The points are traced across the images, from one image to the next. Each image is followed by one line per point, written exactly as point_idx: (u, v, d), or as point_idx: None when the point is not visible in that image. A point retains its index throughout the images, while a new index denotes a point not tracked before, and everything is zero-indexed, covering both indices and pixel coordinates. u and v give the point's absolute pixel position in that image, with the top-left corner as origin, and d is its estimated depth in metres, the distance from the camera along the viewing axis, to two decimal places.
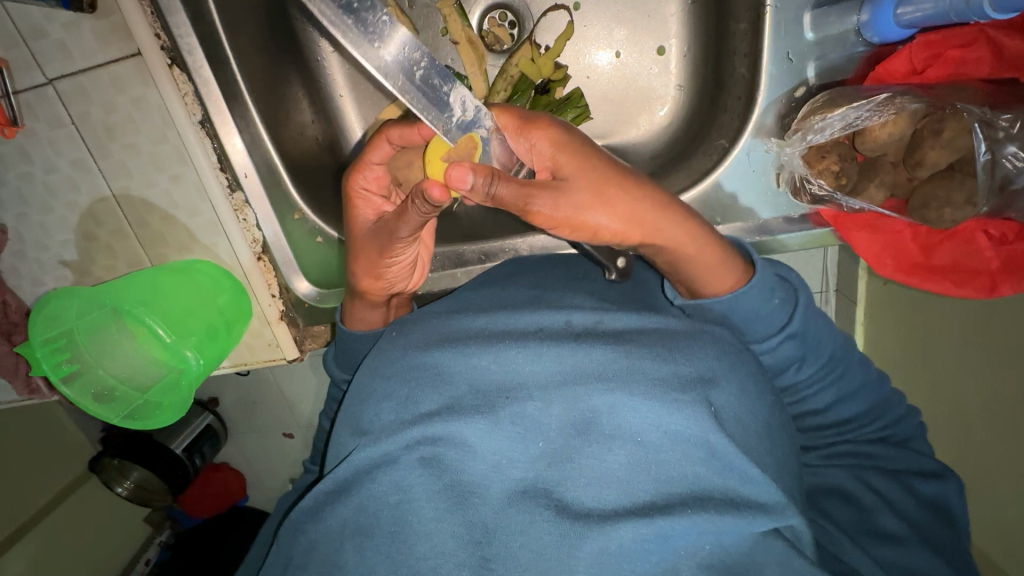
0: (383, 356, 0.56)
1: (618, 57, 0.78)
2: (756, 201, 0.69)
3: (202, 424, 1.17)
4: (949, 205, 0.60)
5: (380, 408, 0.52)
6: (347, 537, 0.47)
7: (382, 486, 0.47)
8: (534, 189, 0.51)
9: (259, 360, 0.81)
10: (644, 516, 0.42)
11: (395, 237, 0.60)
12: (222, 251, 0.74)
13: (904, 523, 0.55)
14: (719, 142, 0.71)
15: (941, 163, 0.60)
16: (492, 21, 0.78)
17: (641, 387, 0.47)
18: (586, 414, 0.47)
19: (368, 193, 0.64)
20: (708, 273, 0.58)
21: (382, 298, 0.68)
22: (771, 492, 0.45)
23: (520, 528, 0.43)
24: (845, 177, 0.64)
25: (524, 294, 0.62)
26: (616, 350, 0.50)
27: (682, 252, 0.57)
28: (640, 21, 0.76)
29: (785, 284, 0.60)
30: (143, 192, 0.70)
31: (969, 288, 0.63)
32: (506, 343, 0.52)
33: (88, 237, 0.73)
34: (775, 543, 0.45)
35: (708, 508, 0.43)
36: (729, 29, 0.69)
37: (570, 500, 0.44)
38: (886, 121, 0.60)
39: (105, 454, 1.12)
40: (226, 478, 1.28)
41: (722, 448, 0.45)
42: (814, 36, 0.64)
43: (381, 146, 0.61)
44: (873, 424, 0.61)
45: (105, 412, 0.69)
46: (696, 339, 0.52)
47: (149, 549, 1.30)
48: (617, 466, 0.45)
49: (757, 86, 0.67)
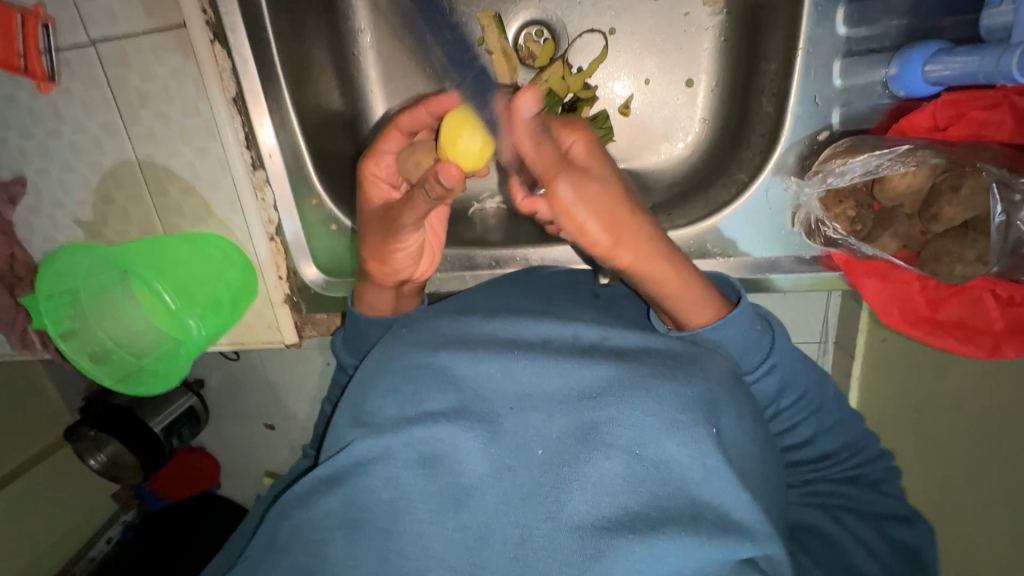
0: (389, 351, 0.56)
1: (647, 85, 0.79)
2: (768, 239, 0.70)
3: (185, 405, 1.17)
4: (961, 260, 0.60)
5: (383, 402, 0.52)
6: (337, 530, 0.47)
7: (376, 482, 0.48)
8: (560, 169, 0.48)
9: (258, 341, 0.81)
10: (638, 534, 0.42)
11: (398, 224, 0.63)
12: (237, 228, 0.74)
13: (884, 565, 0.55)
14: (738, 175, 0.72)
15: (956, 219, 0.59)
16: (528, 36, 0.80)
17: (649, 404, 0.47)
18: (588, 423, 0.46)
19: (378, 180, 0.65)
20: (693, 307, 0.56)
21: (392, 283, 0.68)
22: (756, 518, 0.45)
23: (515, 537, 0.44)
24: (860, 224, 0.64)
25: (533, 307, 0.61)
26: (622, 366, 0.50)
27: (665, 291, 0.55)
28: (672, 52, 0.78)
29: (768, 322, 0.61)
30: (167, 161, 0.71)
31: (971, 346, 0.63)
32: (513, 352, 0.52)
33: (107, 199, 0.73)
34: (754, 575, 0.44)
35: (700, 531, 0.43)
36: (760, 70, 0.70)
37: (566, 512, 0.44)
38: (907, 171, 0.61)
39: (82, 424, 1.10)
40: (201, 462, 1.28)
41: (718, 472, 0.45)
42: (842, 83, 0.65)
43: (393, 134, 0.64)
44: (850, 461, 0.61)
45: (100, 373, 0.69)
46: (698, 360, 0.53)
47: (113, 528, 1.27)
48: (614, 479, 0.44)
49: (782, 125, 0.67)
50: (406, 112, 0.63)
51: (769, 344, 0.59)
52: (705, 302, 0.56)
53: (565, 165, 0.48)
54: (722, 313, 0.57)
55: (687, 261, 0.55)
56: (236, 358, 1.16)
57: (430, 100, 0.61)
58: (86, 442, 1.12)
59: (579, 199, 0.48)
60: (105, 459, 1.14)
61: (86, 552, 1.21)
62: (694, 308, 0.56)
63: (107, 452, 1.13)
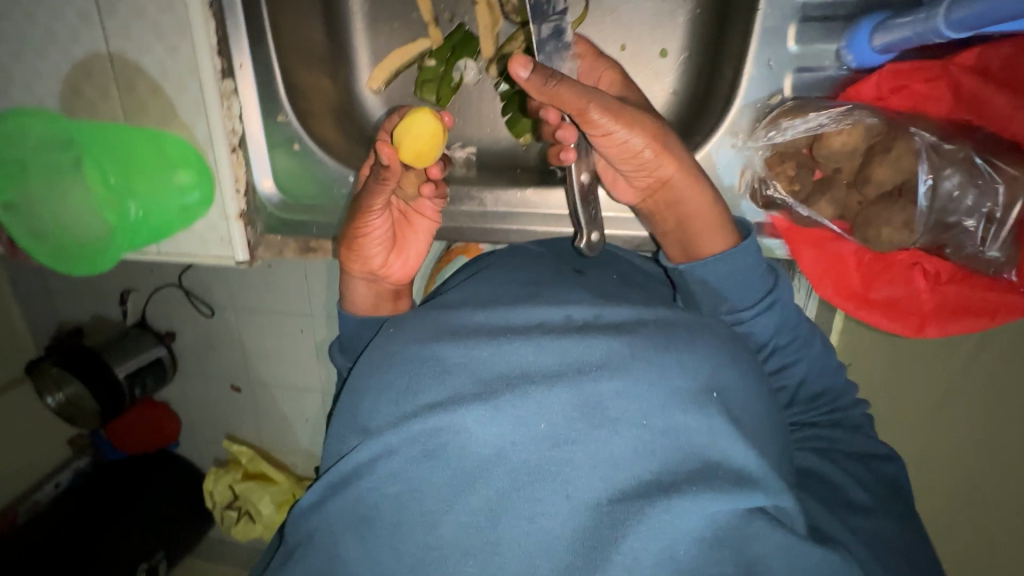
0: (378, 350, 0.57)
1: (623, 50, 0.81)
2: (718, 200, 0.71)
3: (154, 355, 1.26)
4: (889, 225, 0.61)
5: (377, 401, 0.52)
6: (348, 525, 0.50)
7: (381, 478, 0.49)
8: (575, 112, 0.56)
9: (207, 256, 0.81)
10: (652, 499, 0.43)
11: (367, 206, 0.69)
12: (198, 134, 0.74)
13: (871, 496, 0.59)
14: (695, 137, 0.73)
15: (885, 183, 0.61)
16: None
17: (642, 373, 0.48)
18: (591, 399, 0.46)
19: (365, 176, 0.76)
20: (704, 233, 0.64)
21: (362, 271, 0.75)
22: (761, 467, 0.47)
23: (528, 514, 0.44)
24: (799, 184, 0.66)
25: (517, 292, 0.61)
26: (618, 341, 0.50)
27: (694, 202, 0.63)
28: (648, 19, 0.80)
29: (775, 269, 0.66)
30: (138, 57, 0.72)
31: (898, 322, 0.68)
32: (507, 335, 0.52)
33: (75, 89, 0.74)
34: (760, 519, 0.45)
35: (711, 485, 0.44)
36: (725, 37, 0.72)
37: (578, 489, 0.44)
38: (842, 129, 0.62)
39: (45, 361, 1.21)
40: (165, 417, 1.39)
41: (722, 430, 0.47)
42: (798, 49, 0.65)
43: (384, 136, 0.74)
44: (825, 408, 0.67)
45: (35, 245, 0.80)
46: (693, 330, 0.54)
47: (62, 473, 1.39)
48: (624, 449, 0.45)
49: (737, 87, 0.69)
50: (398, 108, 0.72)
51: (772, 282, 0.64)
52: (719, 230, 0.63)
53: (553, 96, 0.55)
54: (735, 242, 0.63)
55: (711, 192, 0.63)
56: (212, 313, 1.26)
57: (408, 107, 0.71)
58: (48, 378, 1.22)
59: (595, 126, 0.58)
60: (64, 398, 1.25)
61: (32, 493, 1.34)
62: (707, 235, 0.64)
63: (66, 392, 1.24)
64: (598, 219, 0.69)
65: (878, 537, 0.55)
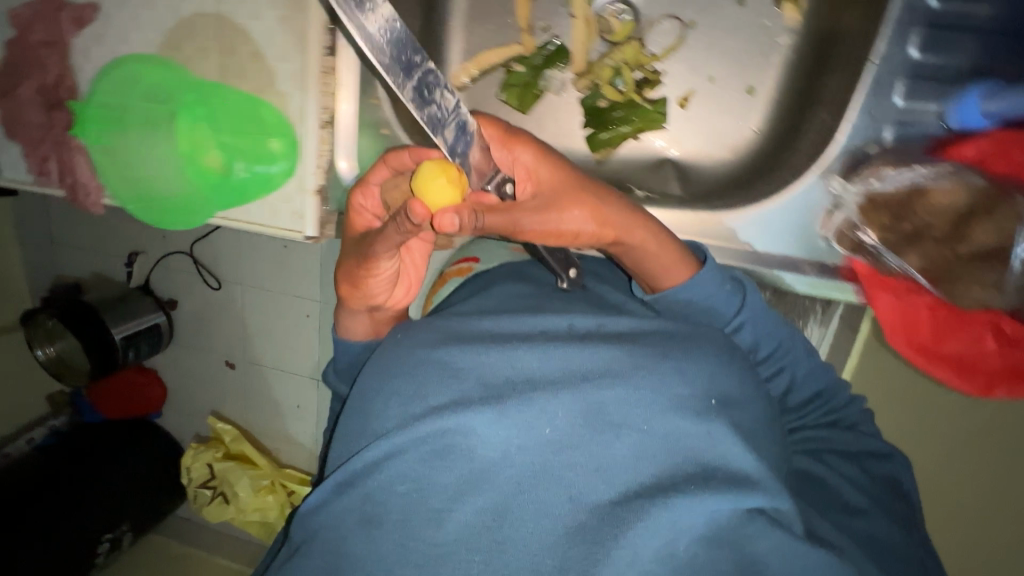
0: (389, 353, 0.58)
1: (710, 82, 0.84)
2: (795, 237, 0.72)
3: (152, 321, 1.26)
4: (980, 283, 0.66)
5: (387, 406, 0.53)
6: (354, 524, 0.49)
7: (391, 477, 0.49)
8: (517, 211, 0.58)
9: (275, 227, 0.79)
10: (651, 500, 0.45)
11: (373, 250, 0.65)
12: (291, 104, 0.74)
13: (865, 496, 0.63)
14: (784, 176, 0.75)
15: (987, 245, 0.64)
16: (612, 11, 0.85)
17: (643, 381, 0.50)
18: (594, 404, 0.48)
19: (364, 210, 0.69)
20: (661, 268, 0.64)
21: (361, 306, 0.73)
22: (757, 469, 0.48)
23: (530, 514, 0.45)
24: (892, 233, 0.70)
25: (520, 301, 0.63)
26: (617, 350, 0.52)
27: (644, 247, 0.63)
28: (744, 56, 0.82)
29: (741, 282, 0.67)
30: (246, 22, 0.72)
31: (966, 382, 0.67)
32: (513, 342, 0.54)
33: (174, 45, 0.75)
34: (758, 519, 0.47)
35: (708, 487, 0.45)
36: (822, 84, 0.75)
37: (581, 490, 0.46)
38: (950, 188, 0.66)
39: (40, 313, 1.19)
40: (151, 386, 1.37)
41: (720, 434, 0.48)
42: (902, 103, 0.69)
43: (382, 169, 0.67)
44: (821, 409, 0.71)
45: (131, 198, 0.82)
46: (695, 339, 0.56)
47: (36, 432, 1.34)
48: (625, 453, 0.47)
49: (836, 131, 0.71)
50: (394, 151, 0.66)
51: (737, 306, 0.65)
52: (680, 261, 0.64)
53: (509, 210, 0.57)
54: (691, 271, 0.64)
55: (658, 230, 0.64)
56: (217, 286, 1.25)
57: (416, 147, 0.65)
58: (41, 330, 1.22)
59: (539, 223, 0.60)
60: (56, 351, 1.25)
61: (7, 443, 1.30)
62: (668, 270, 0.64)
63: (59, 345, 1.25)
64: (571, 258, 0.71)
65: (870, 537, 0.59)
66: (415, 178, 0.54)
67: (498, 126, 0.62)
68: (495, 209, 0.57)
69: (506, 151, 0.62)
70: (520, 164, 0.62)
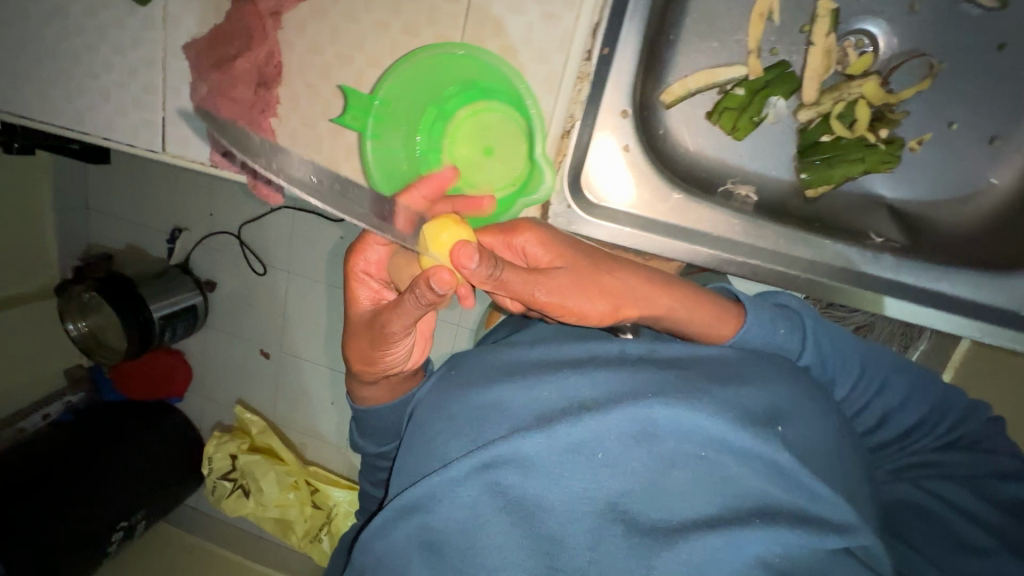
0: (446, 392, 0.70)
1: (951, 126, 0.80)
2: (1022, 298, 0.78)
3: (190, 302, 1.27)
4: None
5: (449, 445, 0.64)
6: (417, 551, 0.63)
7: (455, 505, 0.61)
8: (532, 279, 0.62)
9: None
10: (713, 527, 0.53)
11: (387, 332, 0.68)
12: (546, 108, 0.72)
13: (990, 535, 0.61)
14: None
15: None
16: (848, 43, 0.80)
17: (705, 404, 0.56)
18: (645, 426, 0.57)
19: (367, 278, 0.74)
20: (706, 322, 0.70)
21: (377, 374, 0.77)
22: (841, 513, 0.55)
23: (590, 540, 0.55)
24: None
25: (579, 328, 0.73)
26: (665, 375, 0.61)
27: (673, 312, 0.71)
28: (991, 104, 0.79)
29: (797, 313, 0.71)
30: (504, 15, 0.68)
31: None
32: (562, 372, 0.64)
33: (411, 30, 0.70)
34: (848, 559, 0.54)
35: (773, 519, 0.53)
36: None
37: (635, 514, 0.55)
38: None
39: (75, 286, 1.19)
40: (175, 367, 1.39)
41: (788, 466, 0.55)
42: None
43: (376, 249, 0.72)
44: (932, 431, 0.70)
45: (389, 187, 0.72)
46: (751, 371, 0.63)
47: (52, 406, 1.37)
48: (683, 483, 0.56)
49: None
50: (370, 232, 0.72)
51: (796, 342, 0.70)
52: (725, 316, 0.70)
53: (520, 276, 0.62)
54: (740, 319, 0.70)
55: (680, 294, 0.71)
56: (262, 271, 1.25)
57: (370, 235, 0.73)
58: (76, 304, 1.24)
59: (556, 297, 0.64)
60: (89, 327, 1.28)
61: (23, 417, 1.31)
62: (719, 321, 0.70)
63: (90, 321, 1.29)
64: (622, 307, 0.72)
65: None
66: (426, 240, 0.60)
67: (495, 233, 0.70)
68: (511, 267, 0.61)
69: (509, 249, 0.70)
70: (528, 254, 0.69)
